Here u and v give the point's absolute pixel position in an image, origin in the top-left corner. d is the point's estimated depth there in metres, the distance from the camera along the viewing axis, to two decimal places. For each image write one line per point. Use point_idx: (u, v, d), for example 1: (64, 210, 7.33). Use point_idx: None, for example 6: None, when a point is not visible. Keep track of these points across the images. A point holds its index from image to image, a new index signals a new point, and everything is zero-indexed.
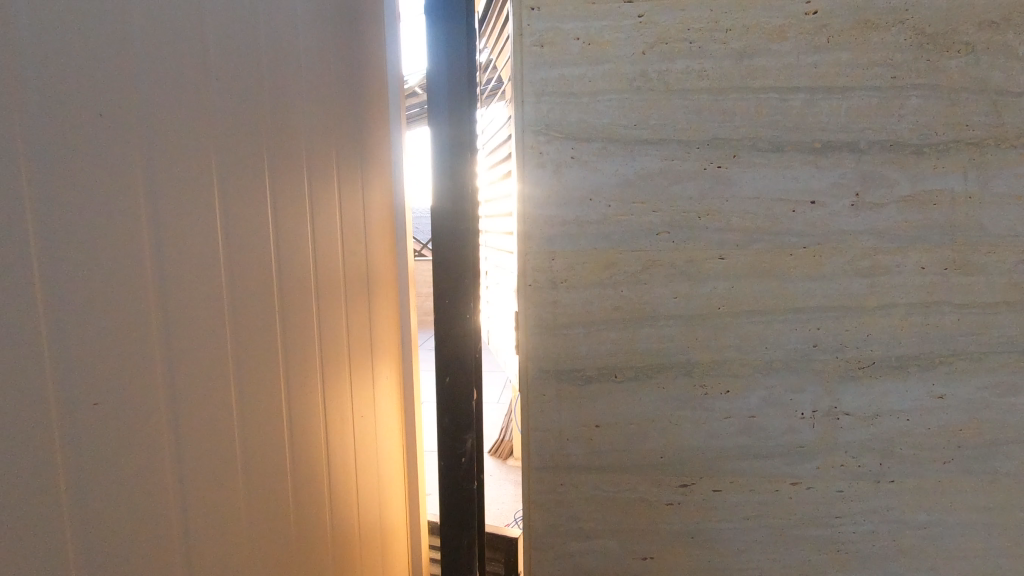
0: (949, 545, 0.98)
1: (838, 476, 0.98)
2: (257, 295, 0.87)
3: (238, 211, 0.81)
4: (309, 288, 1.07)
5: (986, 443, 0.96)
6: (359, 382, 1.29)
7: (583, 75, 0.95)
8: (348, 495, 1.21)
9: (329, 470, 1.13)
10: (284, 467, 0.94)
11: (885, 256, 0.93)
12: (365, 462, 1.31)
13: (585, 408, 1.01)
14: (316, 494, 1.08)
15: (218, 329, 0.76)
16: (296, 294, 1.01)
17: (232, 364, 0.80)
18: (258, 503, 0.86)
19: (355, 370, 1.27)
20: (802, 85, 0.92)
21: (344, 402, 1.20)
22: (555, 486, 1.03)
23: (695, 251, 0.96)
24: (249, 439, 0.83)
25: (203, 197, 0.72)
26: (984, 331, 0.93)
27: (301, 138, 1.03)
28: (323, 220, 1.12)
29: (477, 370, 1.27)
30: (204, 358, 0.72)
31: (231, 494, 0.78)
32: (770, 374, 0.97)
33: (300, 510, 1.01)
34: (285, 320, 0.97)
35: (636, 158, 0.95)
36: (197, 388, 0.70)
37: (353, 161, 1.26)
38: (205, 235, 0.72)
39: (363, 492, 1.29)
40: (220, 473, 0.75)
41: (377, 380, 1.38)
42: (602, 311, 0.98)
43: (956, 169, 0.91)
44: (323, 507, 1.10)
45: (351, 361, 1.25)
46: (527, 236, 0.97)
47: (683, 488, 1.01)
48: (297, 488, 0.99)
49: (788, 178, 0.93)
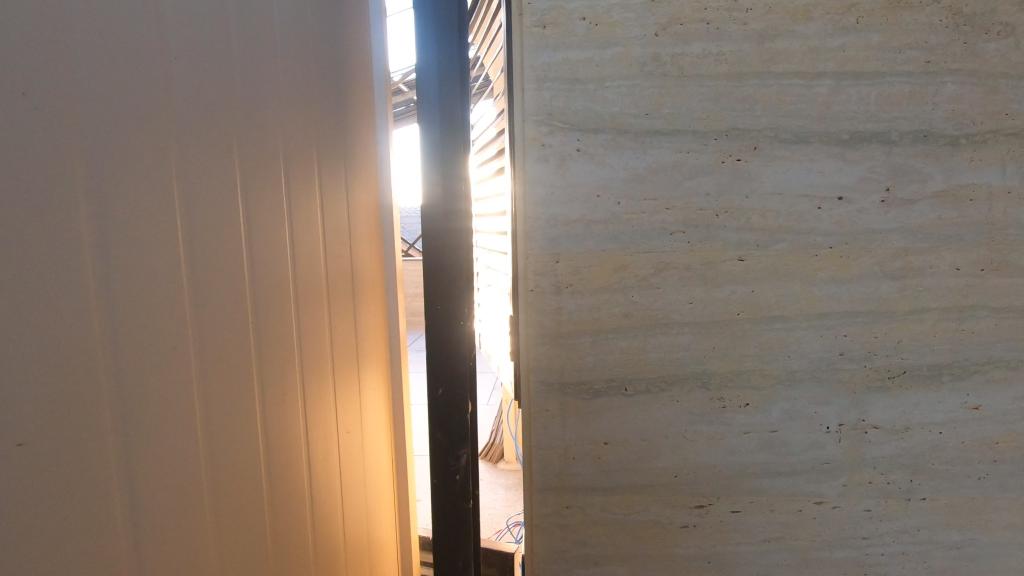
0: (982, 566, 0.92)
1: (865, 494, 0.91)
2: (226, 306, 0.78)
3: (200, 212, 0.72)
4: (288, 295, 0.97)
5: (1022, 457, 0.89)
6: (345, 392, 1.20)
7: (589, 59, 0.86)
8: (333, 514, 1.13)
9: (313, 488, 1.05)
10: (258, 488, 0.86)
11: (917, 257, 0.86)
12: (352, 478, 1.22)
13: (593, 424, 0.92)
14: (298, 515, 0.99)
15: (177, 340, 0.68)
16: (273, 299, 0.92)
17: (195, 379, 0.71)
18: (228, 529, 0.78)
19: (340, 379, 1.18)
20: (829, 71, 0.84)
21: (329, 416, 1.12)
22: (560, 509, 0.94)
23: (712, 252, 0.88)
24: (216, 461, 0.75)
25: (155, 193, 0.64)
26: (1022, 336, 0.87)
27: (277, 131, 0.94)
28: (303, 220, 1.03)
29: (472, 381, 1.18)
30: (157, 372, 0.64)
31: (193, 522, 0.70)
32: (793, 385, 0.90)
33: (278, 535, 0.92)
34: (261, 328, 0.88)
35: (648, 151, 0.87)
36: (149, 407, 0.62)
37: (337, 156, 1.17)
38: (158, 235, 0.64)
39: (350, 509, 1.21)
40: (178, 500, 0.67)
41: (364, 390, 1.29)
42: (611, 318, 0.90)
43: (993, 162, 0.84)
44: (306, 530, 1.02)
45: (336, 370, 1.16)
46: (528, 237, 0.89)
47: (698, 509, 0.93)
48: (275, 511, 0.91)
49: (813, 172, 0.86)
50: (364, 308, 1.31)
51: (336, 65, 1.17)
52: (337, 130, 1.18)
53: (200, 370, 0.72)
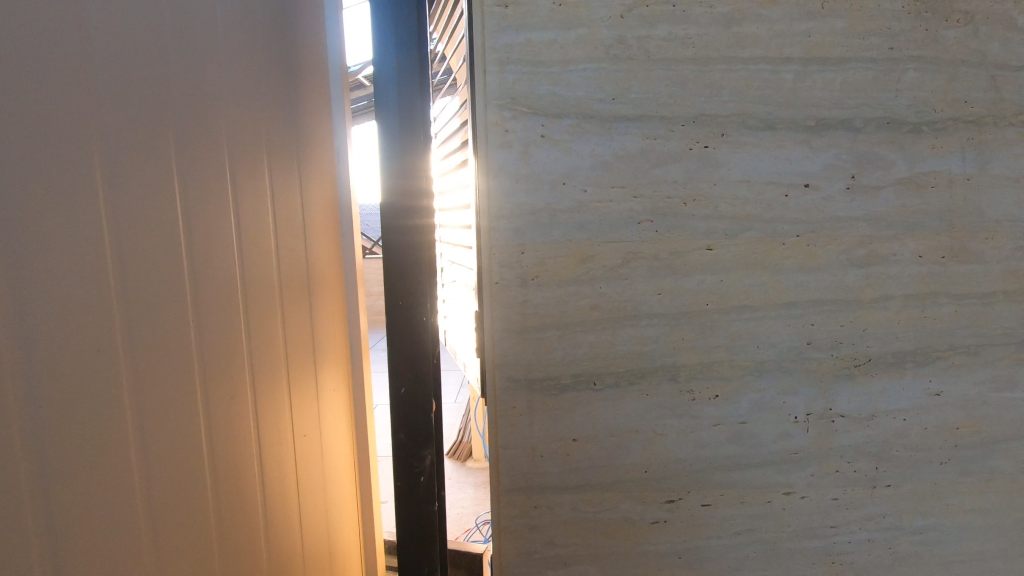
0: (945, 550, 0.93)
1: (833, 483, 0.91)
2: (159, 305, 0.72)
3: (125, 203, 0.66)
4: (235, 294, 0.91)
5: (982, 441, 0.91)
6: (302, 393, 1.14)
7: (553, 40, 0.83)
8: (289, 522, 1.07)
9: (267, 496, 0.99)
10: (201, 498, 0.80)
11: (881, 244, 0.86)
12: (311, 483, 1.16)
13: (561, 420, 0.89)
14: (249, 524, 0.93)
15: (92, 338, 0.62)
16: (218, 296, 0.86)
17: (119, 380, 0.65)
18: (164, 543, 0.72)
19: (297, 380, 1.12)
20: (795, 56, 0.83)
21: (283, 418, 1.06)
22: (528, 510, 0.91)
23: (680, 242, 0.86)
24: (147, 469, 0.69)
25: (60, 173, 0.58)
26: (982, 322, 0.88)
27: (219, 116, 0.88)
28: (251, 213, 0.96)
29: (436, 379, 1.14)
30: (66, 372, 0.58)
31: (116, 537, 0.64)
32: (762, 376, 0.89)
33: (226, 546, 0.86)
34: (204, 326, 0.82)
35: (614, 137, 0.84)
36: (54, 410, 0.57)
37: (290, 146, 1.11)
38: (65, 221, 0.58)
39: (309, 516, 1.15)
40: (95, 512, 0.61)
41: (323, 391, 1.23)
42: (578, 310, 0.87)
43: (954, 149, 0.85)
44: (259, 539, 0.96)
45: (291, 370, 1.10)
46: (491, 227, 0.85)
47: (669, 504, 0.91)
48: (221, 521, 0.85)
49: (780, 159, 0.85)
50: (322, 306, 1.24)
51: (288, 49, 1.10)
52: (289, 117, 1.11)
53: (129, 376, 0.67)
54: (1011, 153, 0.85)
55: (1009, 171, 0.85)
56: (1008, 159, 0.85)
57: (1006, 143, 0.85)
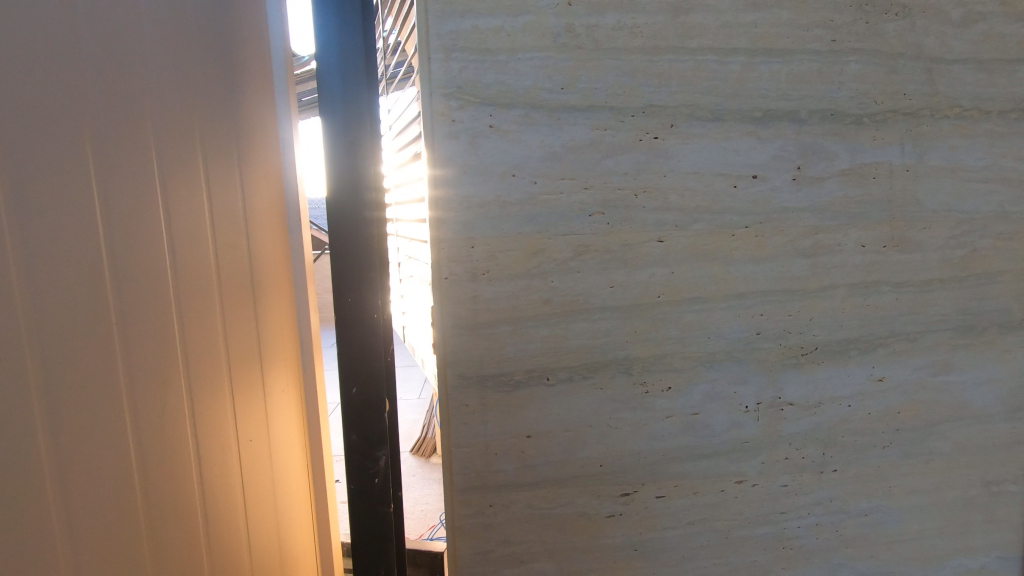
0: (888, 530, 0.96)
1: (782, 470, 0.93)
2: (75, 317, 0.67)
3: (35, 209, 0.62)
4: (168, 299, 0.86)
5: (922, 424, 0.94)
6: (245, 395, 1.08)
7: (500, 28, 0.80)
8: (231, 530, 1.02)
9: (206, 502, 0.94)
10: (126, 508, 0.75)
11: (826, 235, 0.87)
12: (256, 488, 1.11)
13: (514, 417, 0.88)
14: (186, 533, 0.88)
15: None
16: (145, 293, 0.80)
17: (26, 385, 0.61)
18: (79, 557, 0.67)
19: (239, 381, 1.06)
20: (741, 47, 0.83)
21: (223, 422, 1.01)
22: (483, 508, 0.90)
23: (631, 234, 0.85)
24: (57, 479, 0.64)
25: None
26: (920, 309, 0.90)
27: (146, 111, 0.82)
28: (185, 213, 0.91)
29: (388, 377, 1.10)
30: None
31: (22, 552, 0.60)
32: (713, 366, 0.89)
33: (159, 556, 0.82)
34: (128, 325, 0.77)
35: (564, 128, 0.83)
36: None
37: (229, 140, 1.05)
38: None
39: (253, 522, 1.10)
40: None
41: (269, 392, 1.17)
42: (530, 305, 0.86)
43: (893, 141, 0.87)
44: (198, 548, 0.91)
45: (232, 372, 1.04)
46: (439, 221, 0.83)
47: (624, 497, 0.91)
48: (152, 529, 0.80)
49: (728, 150, 0.85)
50: (270, 307, 1.19)
51: (224, 36, 1.04)
52: (227, 110, 1.06)
53: (41, 396, 0.62)
54: (947, 144, 0.87)
55: (945, 162, 0.88)
56: (944, 150, 0.87)
57: (942, 135, 0.87)
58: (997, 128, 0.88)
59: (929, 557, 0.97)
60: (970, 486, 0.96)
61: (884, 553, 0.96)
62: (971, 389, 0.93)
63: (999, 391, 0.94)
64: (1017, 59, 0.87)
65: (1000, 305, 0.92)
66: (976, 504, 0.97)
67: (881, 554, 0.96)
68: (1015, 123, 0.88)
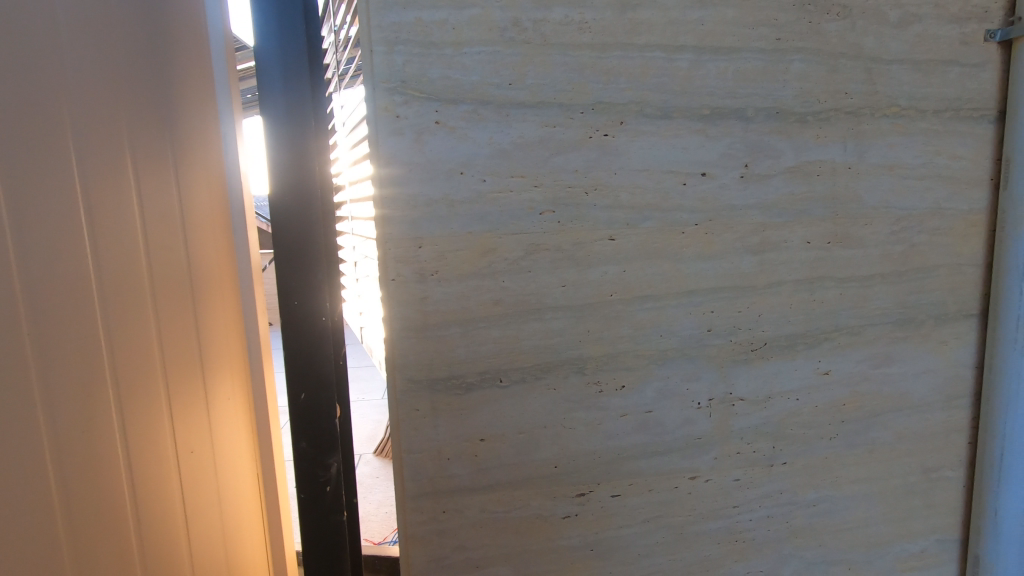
0: (835, 519, 0.98)
1: (734, 464, 0.94)
2: None
3: None
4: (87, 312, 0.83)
5: (865, 415, 0.96)
6: (182, 397, 1.04)
7: (445, 21, 0.78)
8: (167, 529, 1.00)
9: (135, 499, 0.93)
10: (34, 505, 0.74)
11: (772, 232, 0.89)
12: (196, 490, 1.07)
13: (467, 420, 0.86)
14: (111, 529, 0.87)
15: None
16: (61, 287, 0.78)
17: None
18: None
19: (175, 382, 1.02)
20: (689, 45, 0.83)
21: (157, 421, 0.97)
22: (436, 515, 0.88)
23: (582, 232, 0.84)
24: None
25: None
26: (863, 304, 0.93)
27: (60, 117, 0.79)
28: (109, 222, 0.87)
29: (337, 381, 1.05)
30: None
31: None
32: (665, 364, 0.89)
33: (77, 551, 0.81)
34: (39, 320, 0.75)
35: (513, 124, 0.81)
36: None
37: (158, 130, 0.99)
38: None
39: (195, 524, 1.07)
40: None
41: (211, 396, 1.12)
42: (481, 305, 0.84)
43: (836, 139, 0.88)
44: (125, 544, 0.90)
45: (167, 372, 1.00)
46: (386, 221, 0.80)
47: (579, 497, 0.91)
48: (68, 526, 0.80)
49: (677, 148, 0.85)
50: (218, 315, 1.13)
51: (156, 30, 0.99)
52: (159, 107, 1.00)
53: None
54: (885, 142, 0.90)
55: (884, 160, 0.90)
56: (883, 148, 0.90)
57: (881, 133, 0.89)
58: (932, 127, 0.90)
59: (873, 542, 1.00)
60: (910, 473, 1.00)
61: (831, 541, 0.99)
62: (910, 380, 0.96)
63: (936, 381, 0.97)
64: (949, 60, 0.89)
65: (937, 299, 0.95)
66: (916, 490, 1.00)
67: (828, 542, 0.99)
68: (948, 121, 0.91)
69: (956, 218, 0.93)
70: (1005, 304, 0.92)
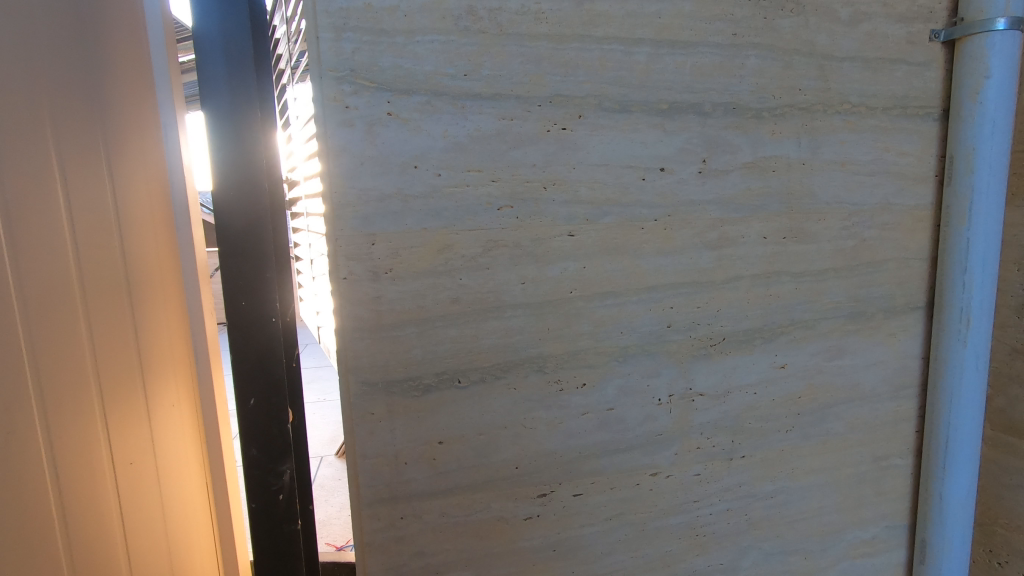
0: (791, 509, 1.00)
1: (694, 459, 0.94)
2: None
3: None
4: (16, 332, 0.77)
5: (819, 407, 0.98)
6: (120, 405, 0.99)
7: (396, 7, 0.74)
8: (103, 547, 0.94)
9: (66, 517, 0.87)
10: None
11: (730, 227, 0.89)
12: (136, 504, 1.02)
13: (424, 423, 0.83)
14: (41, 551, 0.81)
15: None
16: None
17: None
18: None
19: (111, 391, 0.97)
20: (646, 38, 0.82)
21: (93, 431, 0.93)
22: (394, 521, 0.85)
23: (541, 228, 0.83)
24: None
25: None
26: (816, 298, 0.94)
27: None
28: (36, 224, 0.81)
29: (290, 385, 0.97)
30: None
31: None
32: (626, 361, 0.89)
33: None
34: None
35: (468, 117, 0.78)
36: None
37: (91, 124, 0.93)
38: None
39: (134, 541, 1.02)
40: None
41: (152, 406, 1.06)
42: (437, 304, 0.81)
43: (790, 135, 0.89)
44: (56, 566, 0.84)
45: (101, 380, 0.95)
46: (336, 217, 0.76)
47: (541, 498, 0.89)
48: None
49: (636, 142, 0.84)
50: (159, 320, 1.08)
51: (81, 17, 0.91)
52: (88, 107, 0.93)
53: None
54: (837, 139, 0.91)
55: (836, 156, 0.91)
56: (835, 145, 0.91)
57: (833, 130, 0.91)
58: (881, 124, 0.92)
59: (827, 531, 1.03)
60: (862, 462, 1.02)
61: (788, 531, 1.01)
62: (862, 371, 0.99)
63: (885, 372, 1.00)
64: (896, 59, 0.91)
65: (885, 292, 0.97)
66: (867, 479, 1.03)
67: (785, 533, 1.01)
68: (896, 119, 0.93)
69: (903, 213, 0.96)
70: (949, 297, 0.96)
